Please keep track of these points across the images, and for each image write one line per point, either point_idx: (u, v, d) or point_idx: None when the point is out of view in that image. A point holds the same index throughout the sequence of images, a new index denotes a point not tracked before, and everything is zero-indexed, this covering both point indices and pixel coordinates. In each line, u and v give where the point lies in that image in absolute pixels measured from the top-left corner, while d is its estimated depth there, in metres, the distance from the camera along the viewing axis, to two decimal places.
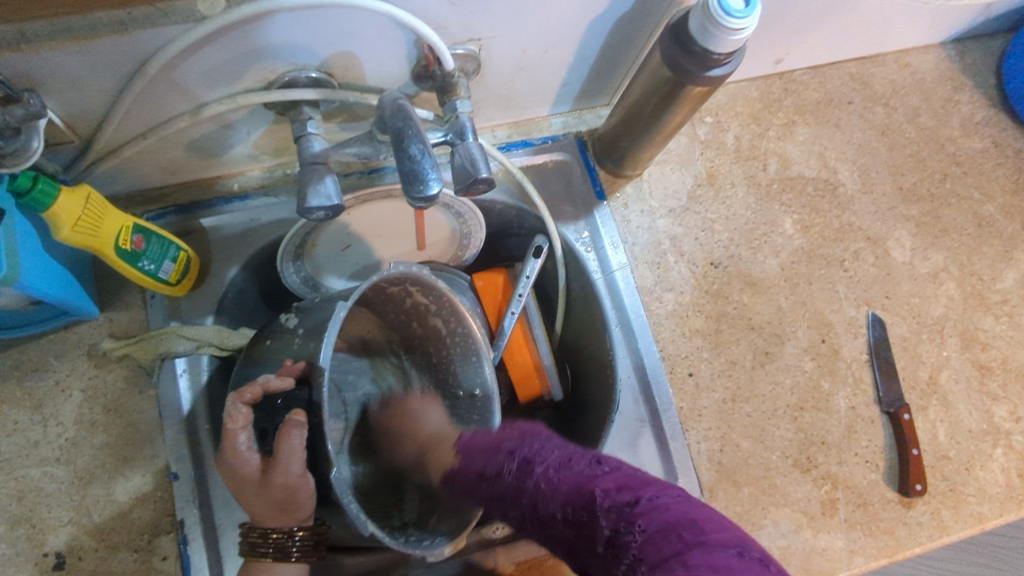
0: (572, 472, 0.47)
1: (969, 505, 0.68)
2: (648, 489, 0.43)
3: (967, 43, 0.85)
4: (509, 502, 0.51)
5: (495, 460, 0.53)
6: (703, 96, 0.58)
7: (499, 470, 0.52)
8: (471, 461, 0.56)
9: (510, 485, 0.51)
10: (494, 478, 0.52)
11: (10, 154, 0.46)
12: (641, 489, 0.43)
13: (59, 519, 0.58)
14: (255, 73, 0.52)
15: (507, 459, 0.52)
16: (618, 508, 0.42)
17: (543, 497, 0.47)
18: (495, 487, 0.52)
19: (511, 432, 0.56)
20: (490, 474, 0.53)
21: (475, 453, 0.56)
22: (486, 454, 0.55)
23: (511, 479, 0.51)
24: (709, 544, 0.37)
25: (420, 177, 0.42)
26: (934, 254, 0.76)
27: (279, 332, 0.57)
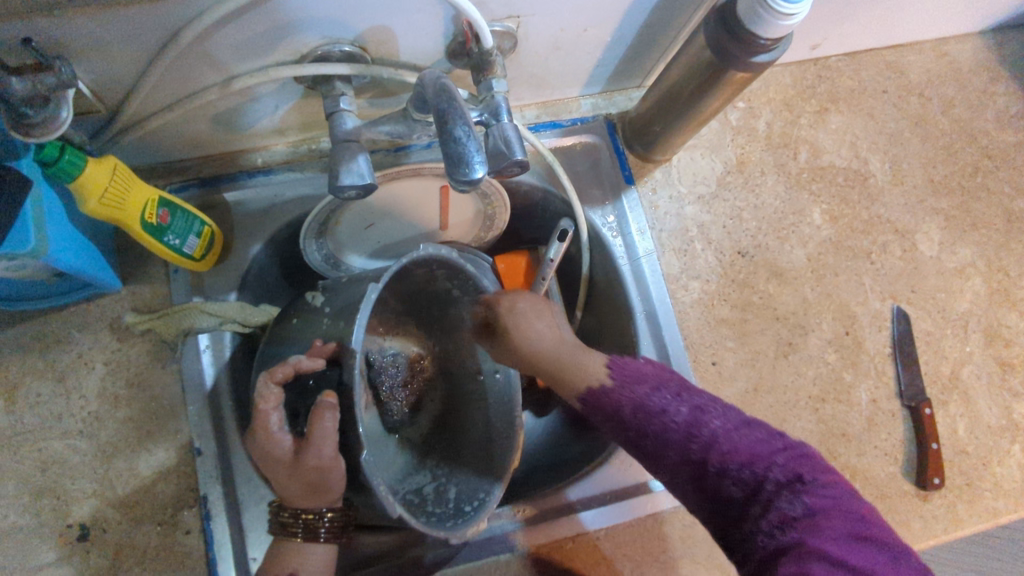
0: (751, 437, 0.51)
1: (984, 499, 0.69)
2: (823, 474, 0.48)
3: (1005, 33, 0.83)
4: (664, 441, 0.53)
5: (661, 396, 0.54)
6: (745, 82, 0.57)
7: (666, 408, 0.54)
8: (628, 389, 0.55)
9: (677, 428, 0.53)
10: (660, 417, 0.53)
11: (38, 124, 0.43)
12: (815, 473, 0.48)
13: (83, 491, 0.58)
14: (288, 47, 0.51)
15: (673, 400, 0.54)
16: (790, 483, 0.48)
17: (717, 450, 0.50)
18: (656, 425, 0.53)
19: (671, 373, 0.57)
20: (652, 408, 0.54)
21: (630, 374, 0.56)
22: (648, 388, 0.55)
23: (682, 420, 0.53)
24: (874, 539, 0.44)
25: (464, 161, 0.41)
26: (962, 248, 0.75)
27: (306, 311, 0.56)
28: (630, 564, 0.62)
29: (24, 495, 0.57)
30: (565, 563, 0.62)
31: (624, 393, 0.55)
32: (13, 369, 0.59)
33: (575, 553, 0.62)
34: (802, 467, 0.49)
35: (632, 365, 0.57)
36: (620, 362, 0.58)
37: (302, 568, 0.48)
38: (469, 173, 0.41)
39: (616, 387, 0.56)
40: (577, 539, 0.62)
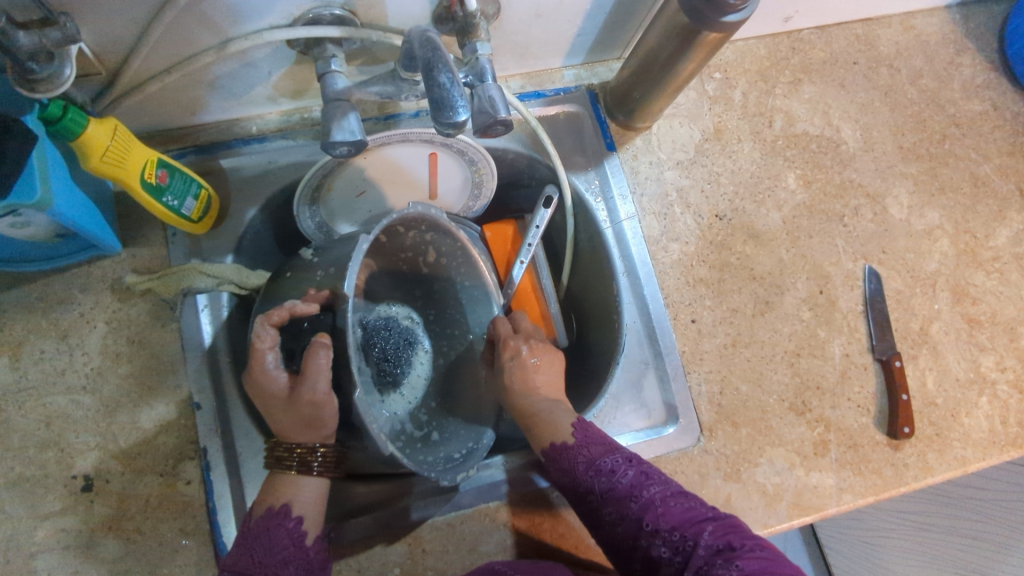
0: (685, 506, 0.53)
1: (953, 448, 0.72)
2: (750, 541, 0.50)
3: (970, 7, 0.87)
4: (612, 500, 0.54)
5: (613, 458, 0.56)
6: (717, 44, 0.60)
7: (615, 469, 0.55)
8: (585, 449, 0.57)
9: (624, 485, 0.54)
10: (609, 477, 0.55)
11: (43, 79, 0.45)
12: (744, 540, 0.50)
13: (87, 444, 0.60)
14: (281, 9, 0.53)
15: (613, 478, 0.55)
16: (720, 550, 0.49)
17: (654, 512, 0.52)
18: (604, 482, 0.55)
19: (623, 444, 0.59)
20: (604, 469, 0.55)
21: (579, 459, 0.56)
22: (603, 451, 0.57)
23: (627, 483, 0.54)
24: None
25: (449, 105, 0.46)
26: (930, 212, 0.79)
27: (298, 266, 0.59)
28: None
29: (28, 448, 0.59)
30: (553, 510, 0.64)
31: (574, 455, 0.57)
32: (17, 327, 0.61)
33: (561, 500, 0.64)
34: (731, 536, 0.50)
35: (594, 431, 0.59)
36: (584, 424, 0.59)
37: (296, 500, 0.52)
38: (454, 116, 0.46)
39: (576, 446, 0.57)
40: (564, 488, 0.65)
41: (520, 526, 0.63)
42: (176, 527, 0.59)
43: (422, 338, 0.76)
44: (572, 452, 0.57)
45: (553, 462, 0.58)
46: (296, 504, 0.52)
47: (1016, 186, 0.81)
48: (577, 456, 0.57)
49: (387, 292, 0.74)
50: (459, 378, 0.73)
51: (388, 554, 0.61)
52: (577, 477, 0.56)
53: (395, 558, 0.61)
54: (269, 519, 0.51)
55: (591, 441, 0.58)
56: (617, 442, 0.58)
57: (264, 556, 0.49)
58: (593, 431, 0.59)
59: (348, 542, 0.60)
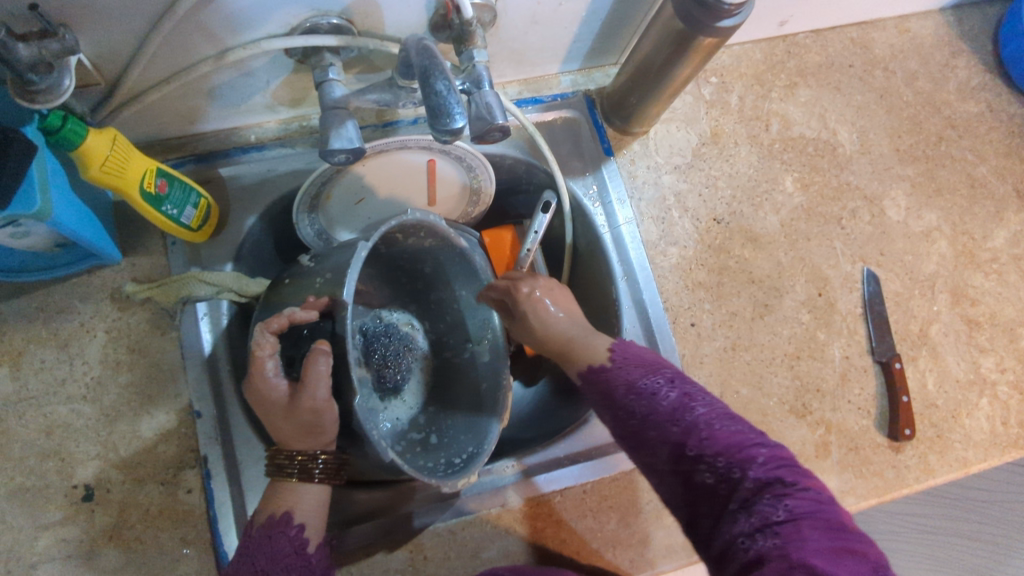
0: (734, 432, 0.48)
1: (954, 450, 0.72)
2: (805, 478, 0.45)
3: (965, 9, 0.87)
4: (652, 424, 0.50)
5: (657, 381, 0.52)
6: (713, 49, 0.60)
7: (657, 392, 0.52)
8: (625, 373, 0.54)
9: (666, 407, 0.50)
10: (649, 399, 0.51)
11: (43, 91, 0.46)
12: (798, 475, 0.45)
13: (87, 453, 0.60)
14: (278, 18, 0.53)
15: (657, 399, 0.51)
16: (770, 484, 0.45)
17: (697, 436, 0.48)
18: (643, 405, 0.51)
19: (670, 364, 0.55)
20: (645, 391, 0.52)
21: (620, 383, 0.54)
22: (644, 373, 0.53)
23: (669, 405, 0.50)
24: (851, 550, 0.42)
25: (446, 112, 0.46)
26: (927, 213, 0.79)
27: (297, 274, 0.59)
28: (615, 515, 0.65)
29: (29, 458, 0.59)
30: (554, 516, 0.64)
31: (617, 379, 0.54)
32: (17, 337, 0.61)
33: (563, 506, 0.64)
34: (783, 469, 0.46)
35: (635, 355, 0.56)
36: (623, 349, 0.56)
37: (297, 507, 0.52)
38: (451, 123, 0.46)
39: (617, 369, 0.54)
40: (565, 493, 0.65)
41: (522, 532, 0.63)
42: (177, 536, 0.59)
43: (421, 343, 0.77)
44: (614, 378, 0.54)
45: (593, 385, 0.55)
46: (297, 511, 0.52)
47: (1013, 187, 0.81)
48: (617, 381, 0.53)
49: (385, 299, 0.75)
50: (457, 380, 0.72)
51: (389, 561, 0.61)
52: (617, 400, 0.53)
53: (396, 565, 0.61)
54: (271, 527, 0.50)
55: (632, 363, 0.54)
56: (663, 365, 0.54)
57: (267, 565, 0.49)
58: (633, 353, 0.56)
59: (347, 550, 0.60)
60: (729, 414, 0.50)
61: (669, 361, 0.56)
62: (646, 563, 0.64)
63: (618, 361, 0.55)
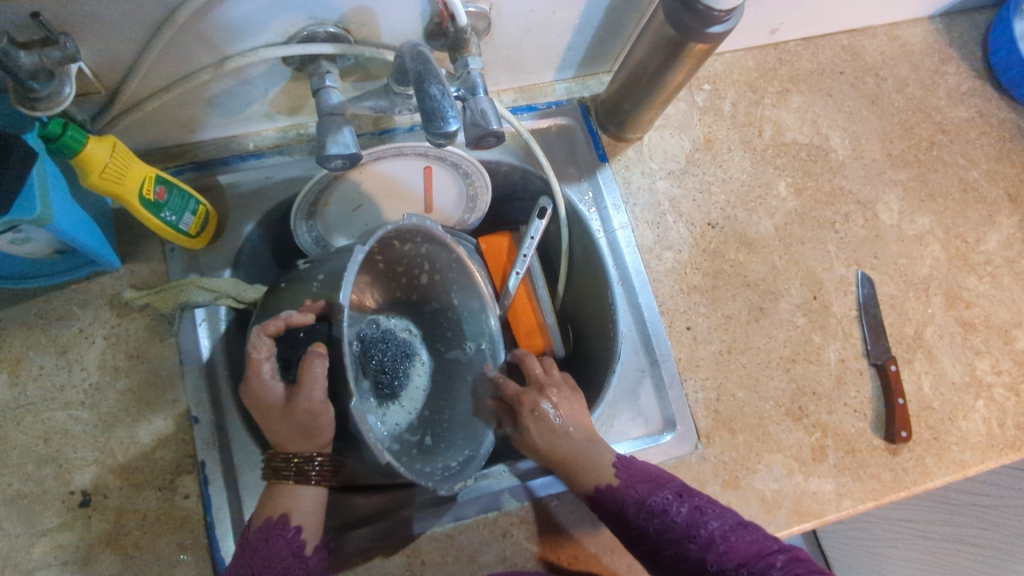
0: (747, 540, 0.55)
1: (951, 452, 0.72)
2: (817, 572, 0.53)
3: (954, 17, 0.88)
4: (670, 542, 0.56)
5: (664, 497, 0.57)
6: (704, 55, 0.61)
7: (667, 508, 0.57)
8: (633, 489, 0.58)
9: (681, 525, 0.56)
10: (663, 517, 0.56)
11: (44, 98, 0.47)
12: (810, 571, 0.53)
13: (85, 459, 0.60)
14: (276, 27, 0.54)
15: (673, 514, 0.56)
16: None
17: (715, 551, 0.54)
18: (658, 524, 0.56)
19: (668, 475, 0.60)
20: (656, 509, 0.57)
21: (627, 498, 0.57)
22: (651, 488, 0.58)
23: (683, 522, 0.56)
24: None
25: (440, 115, 0.47)
26: (920, 217, 0.80)
27: (294, 279, 0.60)
28: None
29: (27, 464, 0.59)
30: (552, 520, 0.64)
31: (626, 496, 0.57)
32: (16, 344, 0.62)
33: (560, 510, 0.64)
34: (798, 567, 0.53)
35: (636, 467, 0.60)
36: (626, 461, 0.60)
37: (294, 509, 0.52)
38: (445, 126, 0.47)
39: (622, 488, 0.58)
40: (562, 497, 0.65)
41: (520, 536, 0.63)
42: (175, 542, 0.59)
43: (419, 349, 0.77)
44: (619, 490, 0.58)
45: (595, 506, 0.59)
46: (295, 513, 0.52)
47: (1005, 191, 0.82)
48: (626, 498, 0.57)
49: (383, 305, 0.76)
50: (455, 387, 0.73)
51: (386, 566, 0.61)
52: (627, 521, 0.57)
53: (394, 570, 0.61)
54: (269, 529, 0.51)
55: (636, 478, 0.59)
56: (661, 474, 0.60)
57: (263, 566, 0.50)
58: (636, 466, 0.59)
59: (347, 554, 0.60)
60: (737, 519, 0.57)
61: (664, 472, 0.61)
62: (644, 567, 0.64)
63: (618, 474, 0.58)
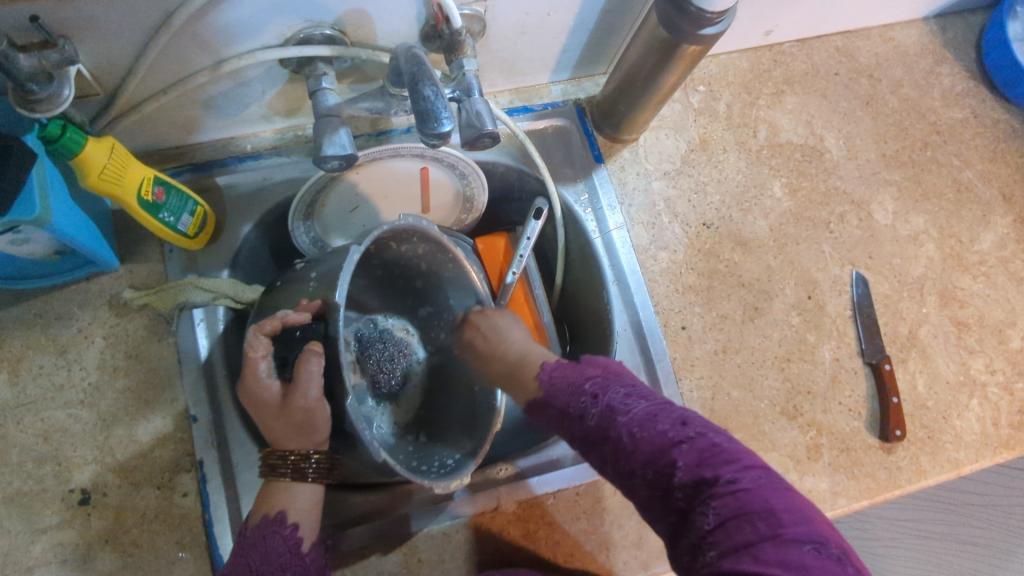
0: (656, 434, 0.47)
1: (946, 450, 0.72)
2: (729, 469, 0.44)
3: (948, 18, 0.89)
4: (590, 445, 0.50)
5: (579, 401, 0.51)
6: (697, 56, 0.62)
7: (583, 412, 0.51)
8: (555, 398, 0.53)
9: (594, 428, 0.50)
10: (579, 421, 0.51)
11: (43, 100, 0.47)
12: (722, 470, 0.44)
13: (84, 457, 0.60)
14: (272, 30, 0.55)
15: (588, 412, 0.50)
16: (696, 488, 0.44)
17: (624, 452, 0.48)
18: (578, 428, 0.51)
19: (594, 369, 0.54)
20: (573, 415, 0.52)
21: (553, 400, 0.53)
22: (571, 393, 0.52)
23: (594, 425, 0.50)
24: (785, 540, 0.40)
25: (433, 116, 0.47)
26: (915, 217, 0.80)
27: (291, 280, 0.60)
28: (608, 517, 0.65)
29: (27, 462, 0.59)
30: (547, 518, 0.64)
31: (550, 403, 0.53)
32: (17, 344, 0.62)
33: (555, 508, 0.65)
34: (706, 467, 0.45)
35: (559, 369, 0.55)
36: (551, 366, 0.55)
37: (291, 507, 0.53)
38: (439, 127, 0.48)
39: (547, 397, 0.54)
40: (558, 495, 0.65)
41: (515, 533, 0.64)
42: (173, 539, 0.59)
43: (417, 349, 0.78)
44: (549, 397, 0.54)
45: (537, 412, 0.56)
46: (291, 511, 0.52)
47: (999, 191, 0.82)
48: (550, 406, 0.53)
49: (381, 305, 0.76)
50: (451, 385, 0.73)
51: (383, 563, 0.61)
52: (560, 425, 0.53)
53: (390, 567, 0.61)
54: (265, 527, 0.51)
55: (558, 385, 0.54)
56: (588, 369, 0.53)
57: (260, 563, 0.51)
58: (558, 371, 0.54)
59: (344, 552, 0.61)
60: (656, 409, 0.48)
61: (595, 365, 0.54)
62: (639, 564, 0.64)
63: (546, 376, 0.55)
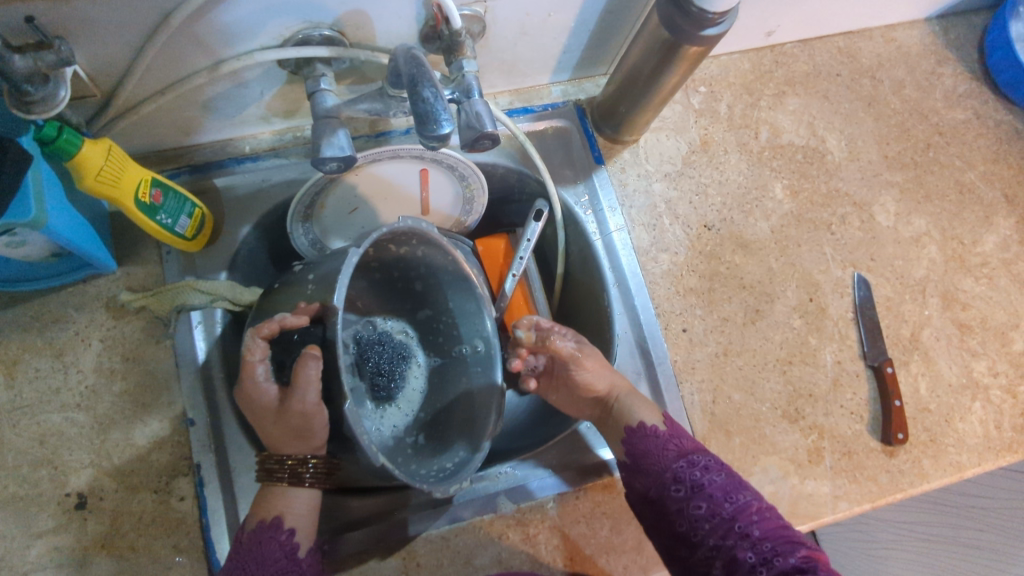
0: (769, 514, 0.56)
1: (948, 454, 0.72)
2: (815, 552, 0.54)
3: (950, 18, 0.88)
4: (702, 498, 0.57)
5: (707, 459, 0.60)
6: (699, 57, 0.61)
7: (708, 468, 0.59)
8: (678, 441, 0.61)
9: (716, 485, 0.58)
10: (702, 472, 0.58)
11: (39, 101, 0.47)
12: (821, 562, 0.53)
13: (81, 461, 0.60)
14: (270, 31, 0.55)
15: (705, 475, 0.58)
16: (802, 567, 0.52)
17: (743, 517, 0.56)
18: (695, 476, 0.58)
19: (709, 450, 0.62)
20: (695, 464, 0.59)
21: (662, 446, 0.60)
22: (695, 448, 0.61)
23: (721, 484, 0.58)
24: None
25: (433, 118, 0.47)
26: (917, 219, 0.80)
27: (289, 283, 0.60)
28: (608, 521, 0.65)
29: (23, 466, 0.59)
30: (547, 522, 0.64)
31: (674, 442, 0.61)
32: (13, 346, 0.62)
33: (555, 512, 0.64)
34: (809, 553, 0.53)
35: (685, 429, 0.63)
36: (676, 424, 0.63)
37: (288, 512, 0.52)
38: (438, 129, 0.47)
39: (668, 434, 0.61)
40: (558, 499, 0.65)
41: (515, 538, 0.63)
42: (170, 544, 0.59)
43: (416, 351, 0.77)
44: (663, 442, 0.61)
45: (632, 446, 0.61)
46: (289, 516, 0.52)
47: (1002, 193, 0.82)
48: (665, 446, 0.60)
49: (380, 307, 0.76)
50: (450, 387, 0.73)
51: (382, 568, 0.61)
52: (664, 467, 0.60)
53: (389, 572, 0.60)
54: (262, 532, 0.51)
55: (684, 435, 0.62)
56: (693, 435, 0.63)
57: (257, 569, 0.50)
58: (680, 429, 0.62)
59: (342, 556, 0.60)
60: (761, 498, 0.58)
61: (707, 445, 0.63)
62: (639, 569, 0.64)
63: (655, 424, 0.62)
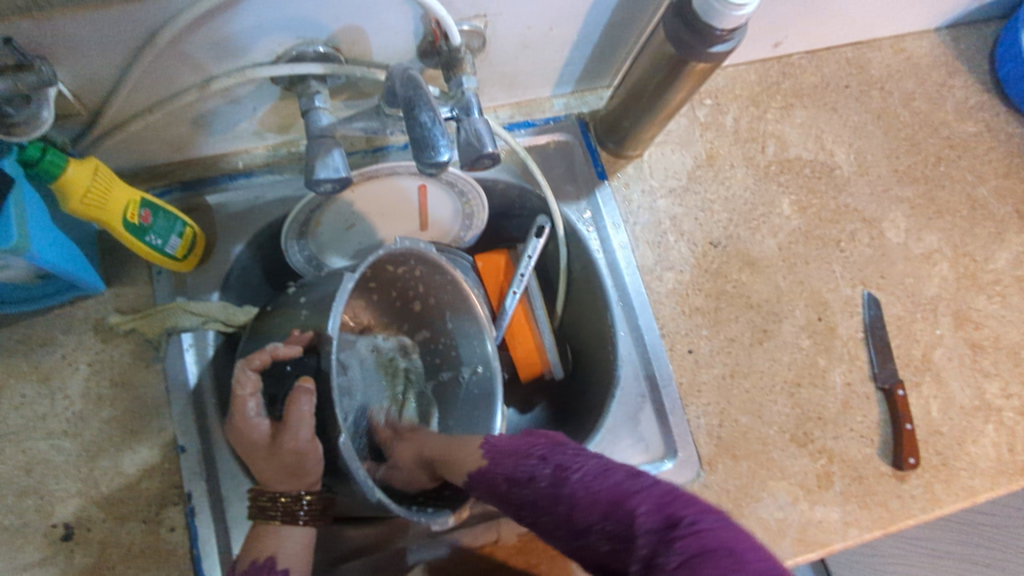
0: (606, 485, 0.48)
1: (960, 478, 0.69)
2: (689, 510, 0.43)
3: (960, 29, 0.86)
4: (542, 509, 0.51)
5: (527, 464, 0.53)
6: (705, 73, 0.59)
7: (532, 475, 0.52)
8: (499, 465, 0.54)
9: (545, 492, 0.51)
10: (528, 485, 0.52)
11: (21, 122, 0.46)
12: (688, 512, 0.43)
13: (67, 490, 0.58)
14: (263, 47, 0.53)
15: (539, 471, 0.52)
16: (660, 531, 0.43)
17: (575, 507, 0.49)
18: (528, 492, 0.52)
19: (539, 439, 0.55)
20: (522, 479, 0.53)
21: (498, 469, 0.54)
22: (517, 459, 0.54)
23: (546, 487, 0.51)
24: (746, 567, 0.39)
25: (431, 144, 0.45)
26: (927, 235, 0.78)
27: (282, 307, 0.58)
28: None
29: (7, 496, 0.57)
30: (550, 552, 0.62)
31: (496, 470, 0.54)
32: None
33: None
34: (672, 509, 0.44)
35: (502, 442, 0.56)
36: (493, 442, 0.57)
37: (281, 552, 0.50)
38: (436, 156, 0.45)
39: (490, 466, 0.55)
40: None
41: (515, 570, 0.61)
42: None
43: None
44: (490, 471, 0.55)
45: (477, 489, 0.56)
46: (281, 556, 0.50)
47: (1014, 208, 0.80)
48: (494, 475, 0.54)
49: (377, 326, 0.74)
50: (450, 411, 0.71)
51: None
52: (505, 497, 0.54)
53: None
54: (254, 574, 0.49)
55: (504, 453, 0.55)
56: (545, 433, 0.56)
57: None
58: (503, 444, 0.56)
59: None
60: (601, 466, 0.50)
61: (543, 434, 0.56)
62: None
63: (490, 441, 0.57)
